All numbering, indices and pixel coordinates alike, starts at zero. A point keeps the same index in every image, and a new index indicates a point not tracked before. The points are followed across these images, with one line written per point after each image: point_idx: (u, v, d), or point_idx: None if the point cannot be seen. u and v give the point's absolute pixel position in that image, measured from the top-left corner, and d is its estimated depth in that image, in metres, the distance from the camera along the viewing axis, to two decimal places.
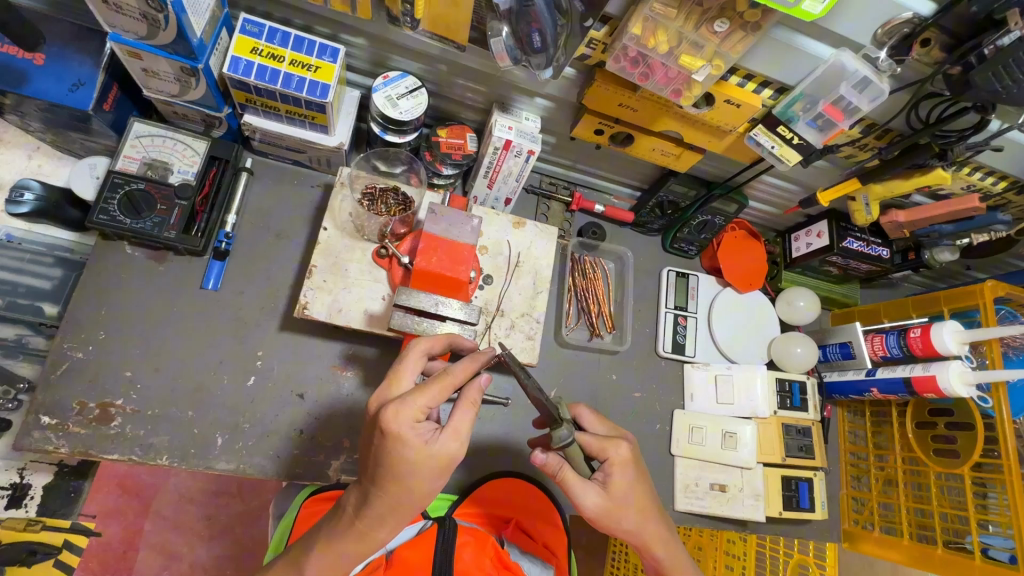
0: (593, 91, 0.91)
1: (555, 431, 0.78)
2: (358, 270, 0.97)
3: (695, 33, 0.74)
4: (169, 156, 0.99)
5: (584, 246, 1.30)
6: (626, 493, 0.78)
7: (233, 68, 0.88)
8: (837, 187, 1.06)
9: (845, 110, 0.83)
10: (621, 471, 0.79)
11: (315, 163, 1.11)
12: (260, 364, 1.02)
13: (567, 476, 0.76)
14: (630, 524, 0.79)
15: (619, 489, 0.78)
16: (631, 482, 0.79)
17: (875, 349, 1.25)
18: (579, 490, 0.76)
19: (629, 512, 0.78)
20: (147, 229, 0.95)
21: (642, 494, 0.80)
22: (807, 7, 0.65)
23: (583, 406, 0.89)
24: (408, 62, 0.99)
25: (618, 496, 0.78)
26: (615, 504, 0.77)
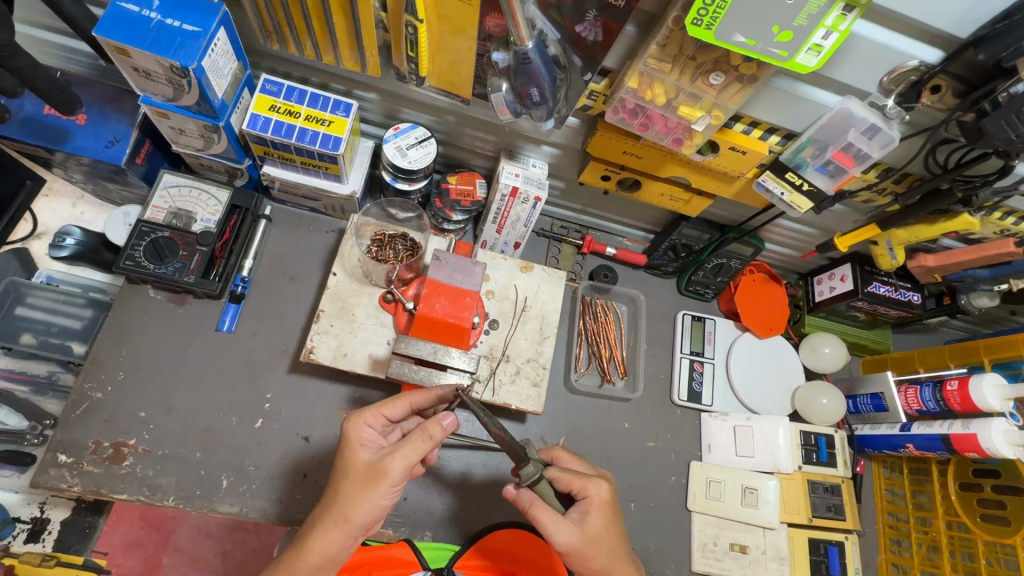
0: (596, 140, 0.92)
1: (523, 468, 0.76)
2: (364, 315, 0.99)
3: (691, 85, 0.73)
4: (194, 206, 1.05)
5: (595, 289, 1.29)
6: (599, 536, 0.75)
7: (252, 124, 0.93)
8: (855, 233, 1.02)
9: (856, 157, 0.82)
10: (593, 517, 0.76)
11: (331, 211, 1.15)
12: (268, 407, 1.03)
13: (536, 515, 0.74)
14: (599, 565, 0.75)
15: (596, 529, 0.75)
16: (603, 528, 0.76)
17: (909, 402, 1.17)
18: (551, 526, 0.74)
19: (601, 551, 0.75)
20: (169, 274, 1.00)
21: (616, 541, 0.76)
22: (802, 59, 0.64)
23: (560, 448, 0.88)
24: (419, 114, 1.03)
25: (586, 544, 0.75)
26: (584, 551, 0.75)
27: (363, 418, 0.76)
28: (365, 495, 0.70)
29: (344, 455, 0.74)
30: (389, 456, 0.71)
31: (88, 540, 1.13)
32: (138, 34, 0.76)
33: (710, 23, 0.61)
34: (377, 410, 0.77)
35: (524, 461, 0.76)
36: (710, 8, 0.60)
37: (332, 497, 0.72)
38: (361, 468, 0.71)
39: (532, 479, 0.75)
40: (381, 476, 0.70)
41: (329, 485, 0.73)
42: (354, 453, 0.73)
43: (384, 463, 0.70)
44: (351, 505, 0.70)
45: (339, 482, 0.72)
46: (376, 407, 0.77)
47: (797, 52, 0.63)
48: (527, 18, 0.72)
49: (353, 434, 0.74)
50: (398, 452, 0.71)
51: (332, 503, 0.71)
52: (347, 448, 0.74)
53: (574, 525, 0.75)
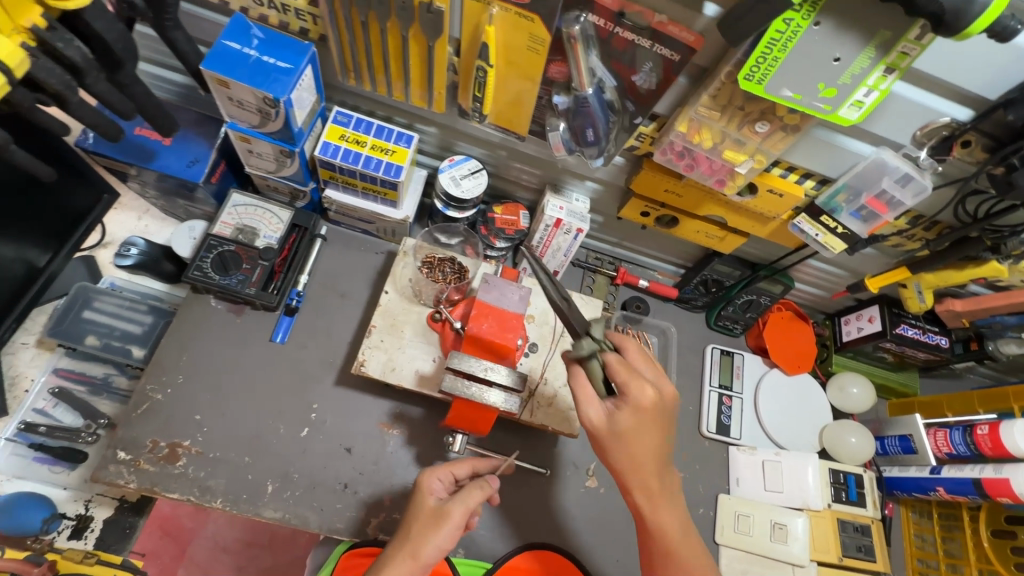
0: (641, 178, 0.99)
1: (579, 345, 0.82)
2: (413, 332, 1.04)
3: (737, 132, 0.80)
4: (259, 224, 1.12)
5: (627, 319, 1.33)
6: (627, 433, 0.78)
7: (323, 151, 1.01)
8: (886, 275, 1.07)
9: (889, 204, 0.87)
10: (628, 414, 0.78)
11: (382, 233, 1.22)
12: (314, 417, 1.08)
13: (575, 387, 0.81)
14: (617, 462, 0.80)
15: (625, 423, 0.78)
16: (639, 421, 0.79)
17: (939, 445, 1.18)
18: (585, 404, 0.80)
19: (624, 448, 0.79)
20: (232, 286, 1.07)
21: (654, 443, 0.80)
22: (845, 113, 0.70)
23: (633, 341, 0.85)
24: (473, 148, 1.11)
25: (613, 434, 0.79)
26: (616, 441, 0.79)
27: (434, 470, 0.87)
28: (432, 535, 0.78)
29: (414, 503, 0.84)
30: (455, 502, 0.81)
31: (126, 541, 1.14)
32: (237, 68, 0.84)
33: (762, 78, 0.68)
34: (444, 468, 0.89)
35: (579, 338, 0.83)
36: (762, 64, 0.66)
37: (401, 536, 0.80)
38: (431, 512, 0.81)
39: (586, 354, 0.81)
40: (447, 515, 0.79)
41: (400, 528, 0.81)
42: (425, 498, 0.83)
43: (451, 506, 0.80)
44: (420, 543, 0.77)
45: (410, 524, 0.80)
46: (445, 465, 0.89)
47: (840, 107, 0.69)
48: (590, 67, 0.80)
49: (424, 483, 0.85)
50: (462, 497, 0.82)
51: (401, 540, 0.79)
52: (417, 495, 0.84)
53: (604, 411, 0.80)
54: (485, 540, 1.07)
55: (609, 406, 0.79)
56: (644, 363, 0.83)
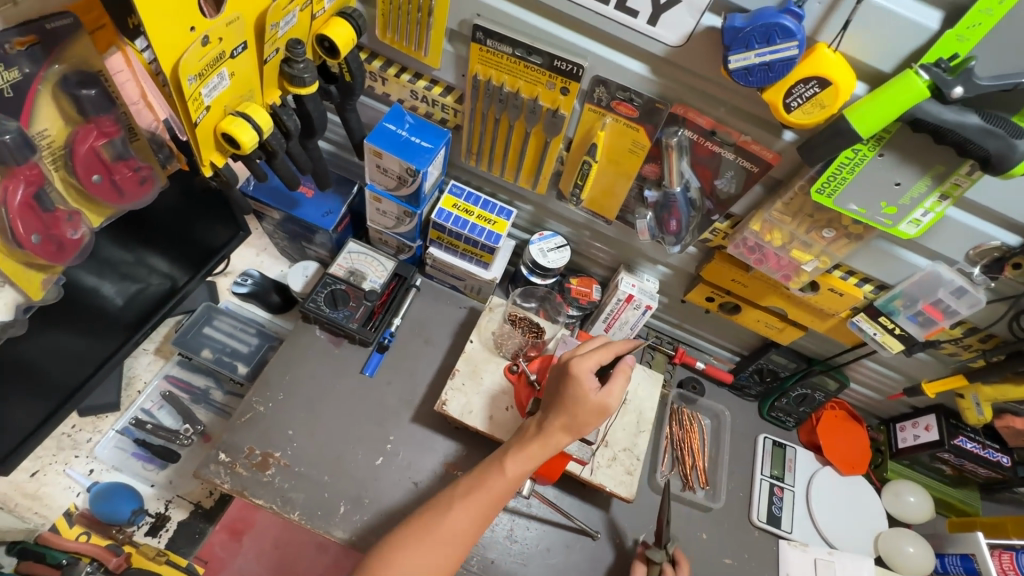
0: (712, 266, 1.12)
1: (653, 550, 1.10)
2: (491, 380, 1.15)
3: (805, 235, 0.93)
4: (368, 270, 1.30)
5: (683, 398, 1.40)
6: None
7: (438, 215, 1.20)
8: (942, 381, 1.13)
9: (945, 312, 0.95)
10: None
11: (468, 290, 1.37)
12: (389, 448, 1.17)
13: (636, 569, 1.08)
14: None
15: None
16: None
17: (1005, 568, 1.14)
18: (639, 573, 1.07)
19: None
20: (339, 319, 1.22)
21: None
22: (904, 228, 0.82)
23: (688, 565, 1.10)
24: (560, 226, 1.28)
25: None
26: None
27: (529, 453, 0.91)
28: (591, 422, 0.88)
29: (571, 387, 0.88)
30: (611, 394, 0.89)
31: (194, 545, 1.21)
32: (391, 144, 1.06)
33: (831, 192, 0.81)
34: (594, 355, 0.91)
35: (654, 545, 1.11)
36: (832, 182, 0.80)
37: (554, 428, 0.89)
38: (592, 405, 0.88)
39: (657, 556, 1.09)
40: (609, 411, 0.87)
41: (562, 402, 0.88)
42: (585, 392, 0.87)
43: (609, 403, 0.88)
44: (582, 420, 0.88)
45: (576, 407, 0.87)
46: (594, 354, 0.90)
47: (899, 222, 0.82)
48: (680, 170, 0.96)
49: (579, 376, 0.88)
50: (615, 393, 0.89)
51: (567, 414, 0.88)
52: (573, 380, 0.88)
53: None
54: None
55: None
56: None
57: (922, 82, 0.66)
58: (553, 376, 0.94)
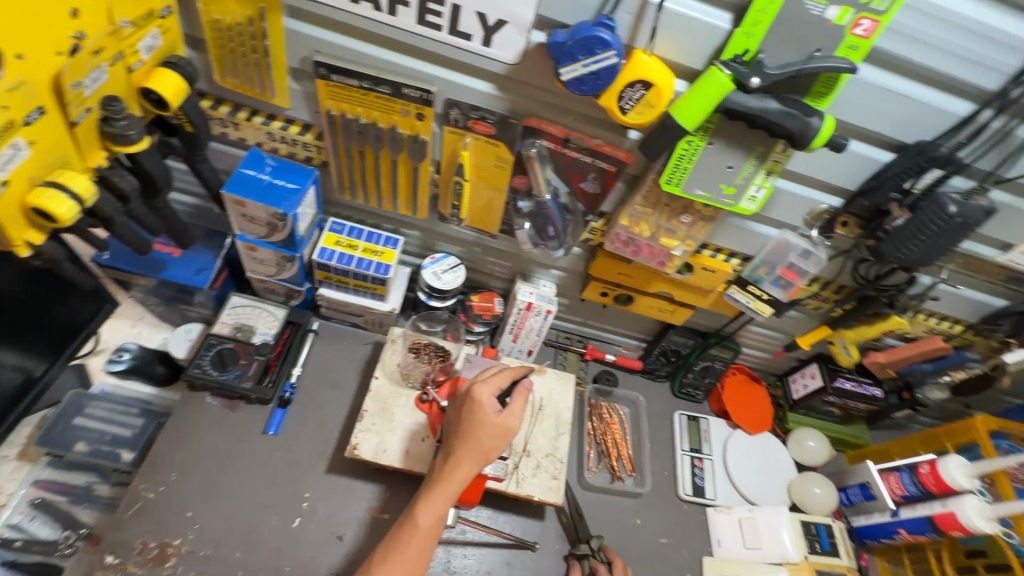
0: (597, 263, 1.16)
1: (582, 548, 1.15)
2: (402, 414, 1.12)
3: (668, 222, 0.99)
4: (257, 322, 1.23)
5: (599, 392, 1.44)
6: None
7: (320, 255, 1.15)
8: (812, 333, 1.25)
9: (799, 272, 1.06)
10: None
11: (370, 325, 1.33)
12: (306, 506, 1.10)
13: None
14: None
15: None
16: None
17: (893, 489, 1.28)
18: None
19: None
20: (230, 381, 1.14)
21: None
22: (745, 204, 0.90)
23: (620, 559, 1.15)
24: (451, 247, 1.28)
25: None
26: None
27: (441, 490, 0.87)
28: (497, 445, 0.87)
29: (471, 415, 0.88)
30: (513, 414, 0.89)
31: None
32: (252, 190, 1.01)
33: (678, 181, 0.88)
34: (492, 380, 0.92)
35: (581, 541, 1.17)
36: (677, 172, 0.87)
37: (460, 459, 0.87)
38: (495, 426, 0.87)
39: (584, 552, 1.14)
40: (512, 431, 0.87)
41: (465, 431, 0.87)
42: (487, 415, 0.87)
43: (511, 421, 0.88)
44: (487, 446, 0.87)
45: (479, 433, 0.86)
46: (492, 378, 0.91)
47: (740, 199, 0.89)
48: (546, 177, 0.99)
49: (479, 400, 0.88)
50: (516, 411, 0.89)
51: (471, 442, 0.87)
52: (473, 407, 0.88)
53: None
54: None
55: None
56: None
57: (725, 76, 0.74)
58: (454, 413, 0.92)
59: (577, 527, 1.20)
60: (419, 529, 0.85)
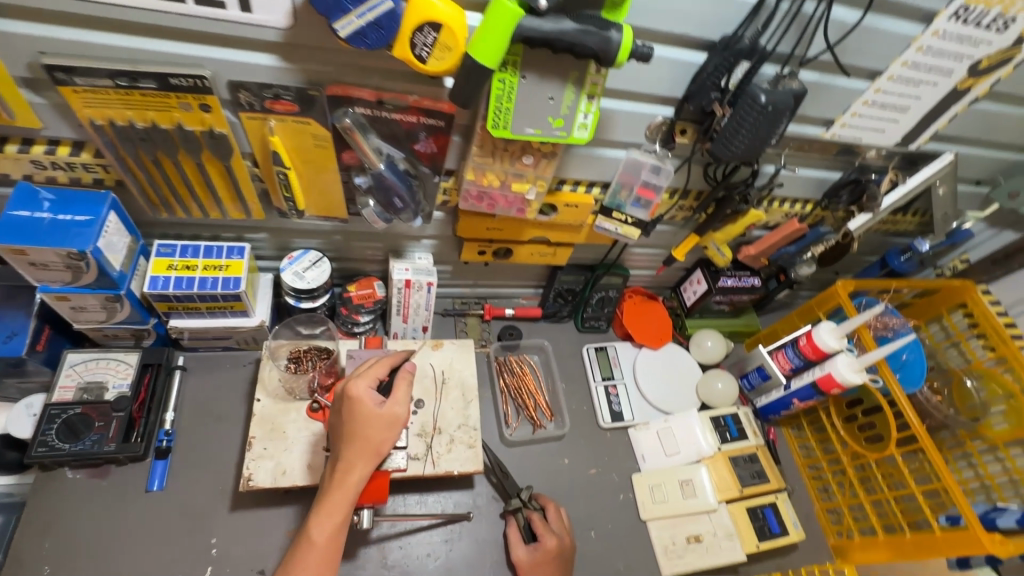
0: (462, 224, 1.11)
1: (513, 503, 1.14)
2: (295, 430, 1.05)
3: (512, 167, 0.95)
4: (105, 376, 1.08)
5: (506, 348, 1.43)
6: (542, 558, 1.07)
7: (153, 285, 1.02)
8: (684, 244, 1.27)
9: (653, 189, 1.07)
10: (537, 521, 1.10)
11: (244, 344, 1.21)
12: (215, 552, 1.02)
13: (511, 535, 1.12)
14: (523, 553, 1.09)
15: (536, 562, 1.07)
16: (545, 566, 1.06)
17: (783, 365, 1.39)
18: (515, 544, 1.10)
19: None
20: (87, 449, 1.01)
21: None
22: (578, 133, 0.87)
23: (554, 504, 1.15)
24: (308, 241, 1.18)
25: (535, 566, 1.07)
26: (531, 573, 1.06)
27: (337, 497, 0.81)
28: (386, 437, 0.83)
29: (352, 414, 0.83)
30: (398, 402, 0.86)
31: None
32: (32, 233, 0.85)
33: (505, 124, 0.84)
34: (368, 373, 0.87)
35: (512, 497, 1.16)
36: (501, 115, 0.83)
37: (351, 461, 0.82)
38: (381, 419, 0.83)
39: (515, 507, 1.13)
40: (400, 420, 0.83)
41: (349, 432, 0.82)
42: (369, 409, 0.82)
43: (397, 410, 0.84)
44: (377, 441, 0.83)
45: (364, 429, 0.82)
46: (367, 371, 0.86)
47: (572, 129, 0.86)
48: (374, 147, 0.91)
49: (358, 396, 0.83)
50: (401, 398, 0.86)
51: (359, 441, 0.82)
52: (353, 406, 0.83)
53: (528, 549, 1.09)
54: None
55: (532, 548, 1.09)
56: (558, 524, 1.12)
57: (511, 3, 0.68)
58: (335, 417, 0.86)
59: (505, 485, 1.18)
60: (317, 545, 0.79)
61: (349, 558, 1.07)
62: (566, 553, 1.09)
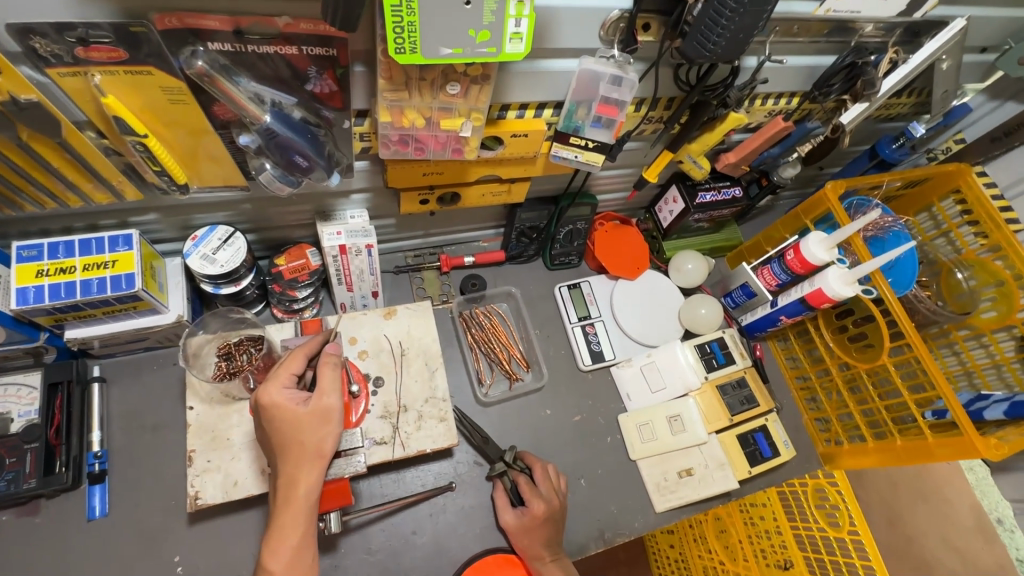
0: (391, 173, 0.92)
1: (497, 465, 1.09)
2: (240, 435, 0.93)
3: (436, 101, 0.75)
4: (5, 405, 0.93)
5: (470, 301, 1.30)
6: (531, 520, 1.02)
7: (22, 300, 0.83)
8: (656, 163, 1.09)
9: (616, 105, 0.87)
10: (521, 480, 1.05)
11: (168, 342, 1.05)
12: (180, 570, 0.94)
13: (498, 500, 1.07)
14: (512, 518, 1.04)
15: (526, 525, 1.02)
16: (536, 529, 1.02)
17: (768, 281, 1.29)
18: (503, 508, 1.05)
19: (535, 542, 1.02)
20: (3, 490, 0.89)
21: (545, 539, 1.02)
22: (511, 48, 0.66)
23: (541, 463, 1.10)
24: (213, 215, 0.98)
25: (525, 529, 1.02)
26: (520, 537, 1.02)
27: (286, 517, 0.72)
28: (323, 434, 0.74)
29: (275, 423, 0.73)
30: (326, 393, 0.76)
31: None
32: None
33: (413, 47, 0.63)
34: (282, 374, 0.77)
35: (495, 461, 1.09)
36: (403, 34, 0.62)
37: (291, 472, 0.73)
38: (310, 416, 0.74)
39: (499, 470, 1.08)
40: (332, 410, 0.75)
41: (279, 442, 0.73)
42: (293, 410, 0.73)
43: (326, 401, 0.75)
44: (313, 442, 0.74)
45: (293, 434, 0.73)
46: (280, 370, 0.76)
47: (502, 44, 0.65)
48: (250, 94, 0.70)
49: (276, 401, 0.74)
50: (327, 388, 0.77)
51: (292, 449, 0.73)
52: (273, 414, 0.73)
53: (517, 513, 1.04)
54: None
55: (521, 512, 1.03)
56: (548, 485, 1.06)
57: None
58: (261, 433, 0.77)
59: (485, 450, 1.11)
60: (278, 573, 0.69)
61: (330, 550, 1.01)
62: (557, 513, 1.04)
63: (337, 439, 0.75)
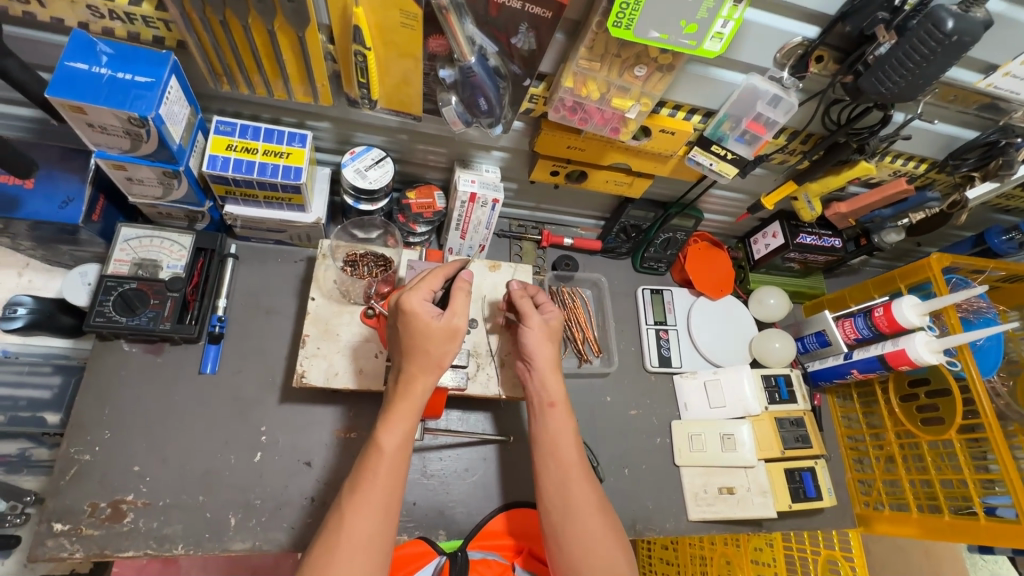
0: (542, 138, 1.01)
1: None
2: (348, 333, 1.02)
3: (620, 78, 0.83)
4: (158, 254, 1.05)
5: (560, 278, 1.38)
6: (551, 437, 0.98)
7: (210, 165, 0.95)
8: (777, 191, 1.14)
9: (766, 124, 0.93)
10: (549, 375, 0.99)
11: (297, 241, 1.17)
12: (264, 439, 1.04)
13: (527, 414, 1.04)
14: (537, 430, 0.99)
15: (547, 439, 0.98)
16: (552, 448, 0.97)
17: (847, 334, 1.32)
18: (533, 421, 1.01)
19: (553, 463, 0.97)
20: (143, 325, 1.00)
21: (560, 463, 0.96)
22: (709, 46, 0.75)
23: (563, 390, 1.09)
24: (372, 136, 1.09)
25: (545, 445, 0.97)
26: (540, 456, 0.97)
27: (405, 408, 0.81)
28: (447, 348, 0.81)
29: (409, 327, 0.80)
30: (456, 313, 0.82)
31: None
32: (91, 91, 0.78)
33: (629, 23, 0.71)
34: (422, 285, 0.83)
35: None
36: (626, 11, 0.70)
37: (413, 373, 0.81)
38: (440, 330, 0.80)
39: None
40: (460, 331, 0.81)
41: (408, 343, 0.80)
42: (426, 320, 0.79)
43: (456, 320, 0.81)
44: (437, 353, 0.81)
45: (422, 341, 0.79)
46: (422, 283, 0.83)
47: (704, 40, 0.74)
48: (467, 35, 0.80)
49: (414, 308, 0.80)
50: (458, 310, 0.82)
51: (419, 354, 0.80)
52: (409, 319, 0.80)
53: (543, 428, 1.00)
54: (465, 516, 1.10)
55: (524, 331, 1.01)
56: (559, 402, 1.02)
57: None
58: (392, 331, 0.84)
59: None
60: (386, 454, 0.79)
61: None
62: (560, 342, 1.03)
63: (455, 355, 0.82)
